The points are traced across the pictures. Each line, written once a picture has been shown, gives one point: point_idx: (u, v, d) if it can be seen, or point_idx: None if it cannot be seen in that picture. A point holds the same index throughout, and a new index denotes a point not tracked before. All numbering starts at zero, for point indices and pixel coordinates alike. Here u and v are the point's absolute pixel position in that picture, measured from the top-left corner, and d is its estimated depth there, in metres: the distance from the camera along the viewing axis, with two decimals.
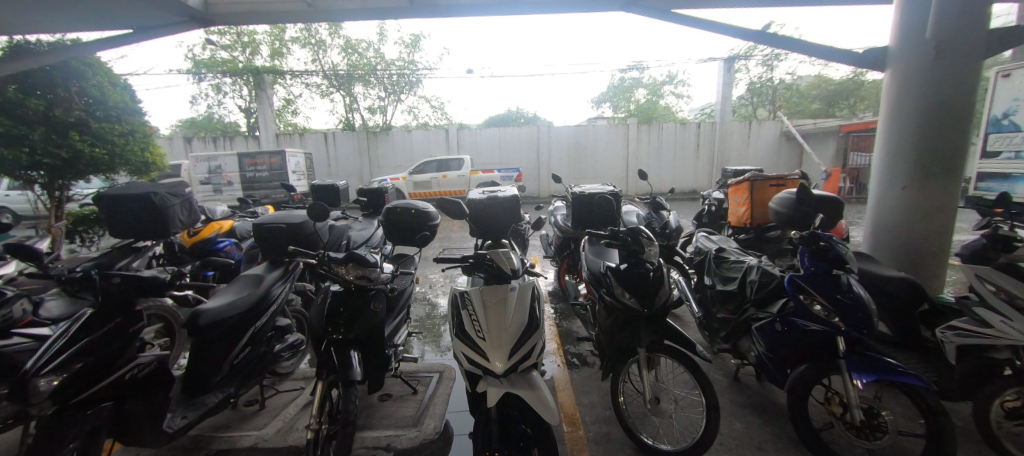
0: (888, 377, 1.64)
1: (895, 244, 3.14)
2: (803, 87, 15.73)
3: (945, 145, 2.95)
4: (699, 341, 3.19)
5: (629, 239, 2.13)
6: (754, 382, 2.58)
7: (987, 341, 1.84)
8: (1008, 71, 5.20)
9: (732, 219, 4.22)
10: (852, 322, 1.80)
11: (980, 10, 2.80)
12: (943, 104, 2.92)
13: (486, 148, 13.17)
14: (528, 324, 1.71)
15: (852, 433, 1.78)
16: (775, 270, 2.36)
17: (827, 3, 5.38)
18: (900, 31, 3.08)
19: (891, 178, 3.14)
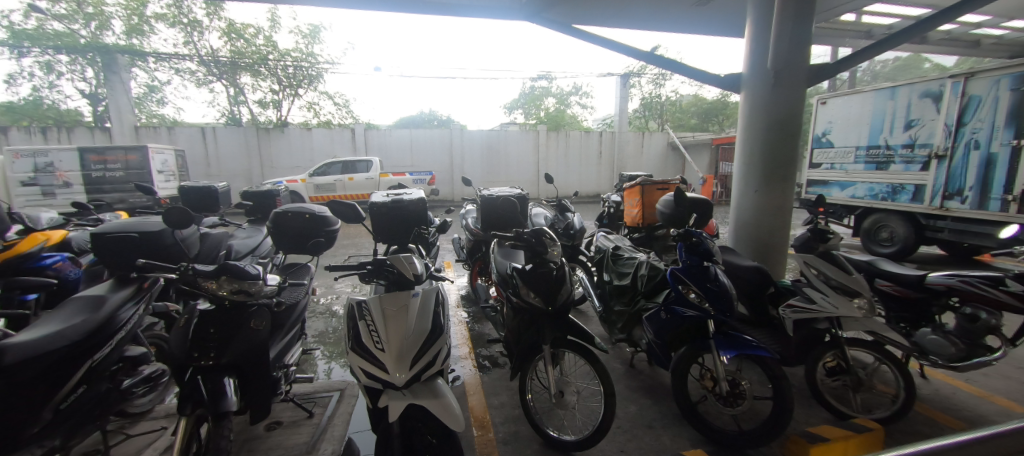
0: (744, 351, 1.93)
1: (750, 237, 3.75)
2: (683, 104, 18.04)
3: (783, 157, 3.59)
4: (600, 333, 3.43)
5: (533, 241, 2.20)
6: (645, 367, 2.85)
7: (814, 314, 2.27)
8: (824, 100, 6.55)
9: (628, 220, 4.65)
10: (719, 306, 2.09)
11: (804, 49, 3.46)
12: (780, 123, 3.55)
13: (396, 149, 12.64)
14: (432, 330, 1.66)
15: (721, 403, 2.05)
16: (660, 265, 2.64)
17: (700, 33, 6.20)
18: (750, 61, 3.69)
19: (746, 184, 3.74)
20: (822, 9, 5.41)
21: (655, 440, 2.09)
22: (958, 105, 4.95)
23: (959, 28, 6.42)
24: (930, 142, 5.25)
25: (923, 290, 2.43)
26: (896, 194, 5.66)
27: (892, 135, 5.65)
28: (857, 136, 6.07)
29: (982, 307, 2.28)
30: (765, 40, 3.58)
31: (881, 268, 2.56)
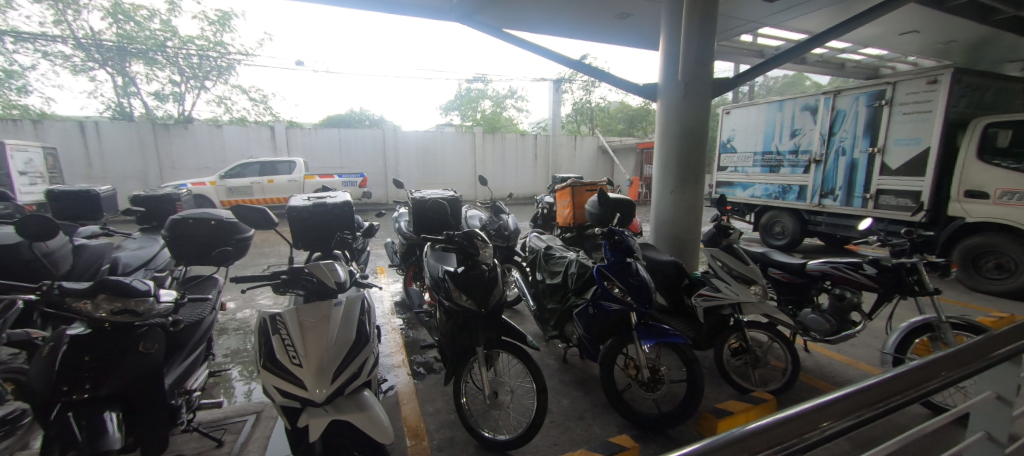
0: (661, 339, 2.11)
1: (668, 234, 4.08)
2: (611, 110, 19.15)
3: (693, 161, 3.96)
4: (535, 331, 3.51)
5: (464, 243, 2.19)
6: (577, 360, 2.97)
7: (719, 301, 2.54)
8: (728, 110, 7.34)
9: (560, 220, 4.83)
10: (639, 299, 2.25)
11: (709, 62, 3.83)
12: (690, 129, 3.91)
13: (323, 150, 11.86)
14: (356, 341, 1.58)
15: (643, 388, 2.21)
16: (589, 262, 2.76)
17: (623, 44, 6.62)
18: (663, 73, 4.02)
19: (664, 185, 4.07)
20: (723, 29, 6.07)
21: (586, 431, 2.18)
22: (829, 118, 5.82)
23: (828, 52, 7.58)
24: (810, 148, 6.11)
25: (805, 276, 2.83)
26: (786, 193, 6.52)
27: (782, 142, 6.50)
28: (755, 143, 6.90)
29: (847, 288, 2.73)
30: (675, 54, 3.93)
31: (773, 258, 2.94)
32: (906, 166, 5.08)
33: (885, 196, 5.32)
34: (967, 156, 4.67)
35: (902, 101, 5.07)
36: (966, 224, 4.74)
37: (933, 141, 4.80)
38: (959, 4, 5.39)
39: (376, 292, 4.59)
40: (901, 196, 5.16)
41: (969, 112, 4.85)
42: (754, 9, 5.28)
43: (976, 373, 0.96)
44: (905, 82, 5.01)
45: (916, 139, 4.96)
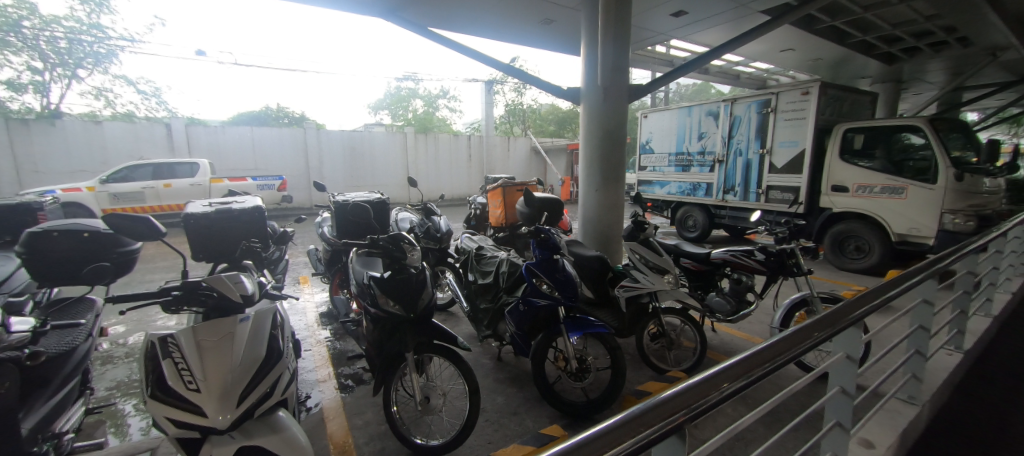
0: (586, 330, 2.24)
1: (594, 230, 4.32)
2: (543, 113, 19.71)
3: (614, 161, 4.22)
4: (470, 332, 3.51)
5: (389, 246, 2.11)
6: (511, 358, 3.02)
7: (638, 290, 2.75)
8: (646, 114, 7.93)
9: (493, 221, 4.89)
10: (565, 294, 2.35)
11: (625, 69, 4.09)
12: (610, 132, 4.17)
13: (233, 150, 10.72)
14: (267, 357, 1.47)
15: (572, 379, 2.32)
16: (519, 261, 2.82)
17: (549, 48, 6.86)
18: (585, 78, 4.23)
19: (589, 184, 4.30)
20: (638, 39, 6.55)
21: (519, 425, 2.24)
22: (728, 122, 6.55)
23: (726, 64, 8.53)
24: (714, 150, 6.83)
25: (709, 264, 3.16)
26: (696, 190, 7.22)
27: (691, 144, 7.19)
28: (670, 144, 7.55)
29: (743, 272, 3.10)
30: (594, 60, 4.15)
31: (683, 249, 3.24)
32: (788, 165, 5.89)
33: (774, 192, 6.11)
34: (832, 156, 5.53)
35: (783, 109, 5.84)
36: (833, 213, 5.66)
37: (807, 143, 5.62)
38: (822, 28, 6.39)
39: (298, 303, 4.25)
40: (785, 191, 5.97)
41: (833, 119, 5.75)
42: (663, 22, 5.79)
43: (829, 341, 1.15)
44: (786, 93, 5.79)
45: (794, 142, 5.77)
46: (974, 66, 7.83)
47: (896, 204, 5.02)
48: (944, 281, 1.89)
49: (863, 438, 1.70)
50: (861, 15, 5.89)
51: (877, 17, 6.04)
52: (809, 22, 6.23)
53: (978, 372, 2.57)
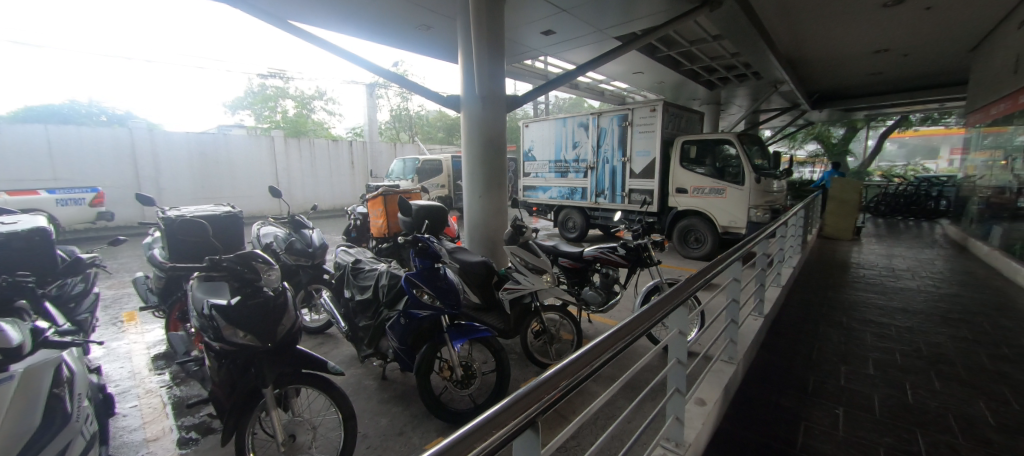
0: (470, 336, 2.27)
1: (480, 235, 4.42)
2: (430, 119, 19.49)
3: (495, 168, 4.35)
4: (351, 353, 3.23)
5: (237, 268, 1.81)
6: (398, 374, 2.88)
7: (520, 291, 2.88)
8: (527, 123, 8.43)
9: (374, 231, 4.64)
10: (447, 302, 2.34)
11: (501, 80, 4.23)
12: (490, 139, 4.27)
13: (16, 155, 8.15)
14: (46, 425, 1.25)
15: (457, 387, 2.32)
16: (399, 272, 2.68)
17: (430, 54, 6.80)
18: (464, 86, 4.28)
19: (472, 190, 4.38)
20: (515, 53, 6.92)
21: (404, 445, 2.12)
22: (596, 133, 7.30)
23: (592, 81, 9.55)
24: (587, 158, 7.57)
25: (583, 261, 3.47)
26: (573, 194, 7.90)
27: (567, 152, 7.85)
28: (550, 152, 8.16)
29: (610, 267, 3.47)
30: (471, 70, 4.22)
31: (560, 249, 3.51)
32: (644, 171, 6.84)
33: (635, 194, 7.02)
34: (675, 164, 6.59)
35: (638, 122, 6.75)
36: (678, 211, 6.76)
37: (656, 153, 6.60)
38: (662, 56, 7.60)
39: (118, 347, 3.38)
40: (644, 194, 6.92)
41: (674, 132, 6.88)
42: (535, 39, 6.23)
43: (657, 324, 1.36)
44: (639, 109, 6.71)
45: (647, 151, 6.72)
46: (764, 95, 10.20)
47: (720, 202, 6.22)
48: (746, 263, 2.41)
49: (698, 397, 2.04)
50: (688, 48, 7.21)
51: (699, 50, 7.47)
52: (652, 50, 7.39)
53: (774, 331, 3.32)
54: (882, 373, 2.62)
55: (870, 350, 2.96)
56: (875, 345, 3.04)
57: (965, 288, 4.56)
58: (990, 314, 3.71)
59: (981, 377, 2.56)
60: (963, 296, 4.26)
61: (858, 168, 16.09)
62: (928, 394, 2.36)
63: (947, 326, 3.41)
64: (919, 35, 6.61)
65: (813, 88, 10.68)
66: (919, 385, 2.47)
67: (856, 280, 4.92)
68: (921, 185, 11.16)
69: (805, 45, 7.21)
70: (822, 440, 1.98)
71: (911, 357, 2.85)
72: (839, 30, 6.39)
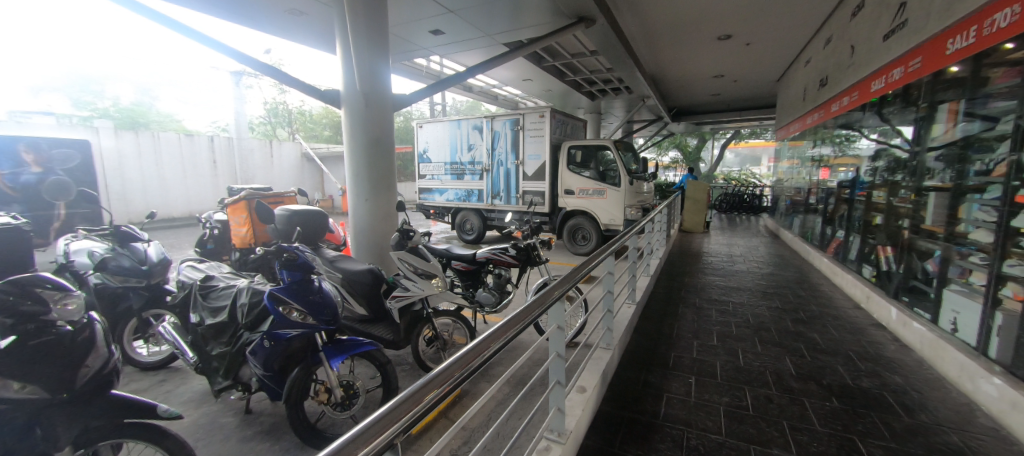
0: (350, 353, 2.10)
1: (368, 241, 4.13)
2: (314, 115, 17.75)
3: (382, 170, 4.09)
4: (204, 388, 2.72)
5: (6, 301, 1.35)
6: (267, 405, 2.51)
7: (408, 299, 2.76)
8: (421, 124, 8.21)
9: (235, 241, 4.09)
10: (320, 318, 2.11)
11: (387, 76, 3.99)
12: (375, 139, 4.01)
13: None
14: None
15: (337, 410, 2.13)
16: (263, 287, 2.30)
17: (307, 43, 6.14)
18: (344, 83, 3.94)
19: (357, 194, 4.07)
20: (403, 50, 6.66)
21: None
22: (490, 137, 7.42)
23: (486, 85, 9.70)
24: (481, 160, 7.65)
25: (476, 263, 3.47)
26: (469, 196, 7.93)
27: (462, 155, 7.85)
28: (445, 154, 8.06)
29: (502, 267, 3.51)
30: (352, 65, 3.90)
31: (453, 252, 3.49)
32: (535, 173, 7.15)
33: (528, 195, 7.33)
34: (563, 168, 7.05)
35: (528, 127, 7.04)
36: (567, 211, 7.24)
37: (546, 157, 6.98)
38: (547, 65, 8.07)
39: None
40: (536, 195, 7.25)
41: (561, 137, 7.35)
42: (424, 37, 6.08)
43: (522, 329, 1.39)
44: (529, 115, 7.00)
45: (538, 155, 7.05)
46: (636, 107, 11.53)
47: (602, 202, 6.84)
48: (619, 257, 2.66)
49: (579, 385, 2.17)
50: (570, 60, 7.79)
51: (579, 62, 8.11)
52: (539, 59, 7.80)
53: (645, 315, 3.76)
54: (722, 342, 3.14)
55: (716, 325, 3.52)
56: (719, 320, 3.64)
57: (779, 268, 5.75)
58: (794, 287, 4.72)
59: (787, 337, 3.24)
60: (777, 274, 5.37)
61: (708, 172, 19.24)
62: (753, 356, 2.90)
63: (767, 299, 4.25)
64: (743, 66, 8.18)
65: (673, 103, 12.44)
66: (748, 349, 3.02)
67: (706, 266, 5.86)
68: (750, 187, 13.80)
69: (664, 66, 8.35)
70: (678, 406, 2.29)
71: (743, 327, 3.48)
72: (688, 56, 7.56)
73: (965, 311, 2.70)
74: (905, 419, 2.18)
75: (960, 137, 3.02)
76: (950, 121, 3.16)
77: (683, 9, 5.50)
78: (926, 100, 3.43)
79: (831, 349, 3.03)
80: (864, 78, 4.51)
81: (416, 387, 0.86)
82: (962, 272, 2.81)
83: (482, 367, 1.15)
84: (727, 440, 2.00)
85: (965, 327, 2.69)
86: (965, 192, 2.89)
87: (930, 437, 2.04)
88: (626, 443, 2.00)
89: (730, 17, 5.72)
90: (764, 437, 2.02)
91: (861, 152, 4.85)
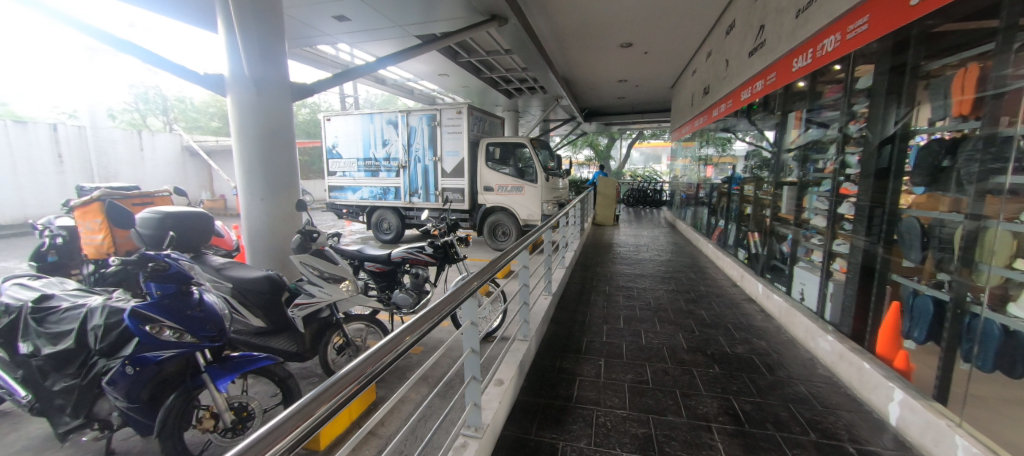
0: (242, 370, 1.88)
1: (264, 243, 3.71)
2: (197, 103, 15.40)
3: (280, 165, 3.70)
4: (46, 433, 2.22)
5: None
6: (135, 443, 2.13)
7: (314, 306, 2.52)
8: (329, 117, 7.61)
9: (88, 252, 3.44)
10: (202, 334, 1.84)
11: (282, 62, 3.61)
12: (270, 131, 3.61)
13: None
14: None
15: (227, 437, 1.90)
16: (124, 304, 1.94)
17: (181, 16, 5.29)
18: (230, 66, 3.47)
19: (251, 192, 3.64)
20: (303, 35, 6.09)
21: None
22: (405, 132, 7.14)
23: (400, 77, 9.31)
24: (397, 156, 7.34)
25: (391, 263, 3.32)
26: (385, 194, 7.58)
27: (376, 151, 7.47)
28: (357, 150, 7.59)
29: (419, 266, 3.41)
30: (237, 46, 3.44)
31: (365, 253, 3.29)
32: (454, 170, 7.07)
33: (447, 193, 7.22)
34: (482, 164, 7.07)
35: (445, 123, 6.92)
36: (486, 208, 7.28)
37: (464, 153, 6.92)
38: (463, 62, 8.01)
39: None
40: (455, 192, 7.17)
41: (480, 134, 7.34)
42: (327, 23, 5.62)
43: (434, 327, 1.36)
44: (445, 111, 6.88)
45: (456, 152, 6.97)
46: (551, 107, 11.99)
47: (520, 198, 7.00)
48: (533, 251, 2.74)
49: (498, 378, 2.20)
50: (486, 57, 7.83)
51: (495, 60, 8.18)
52: (454, 55, 7.71)
53: (560, 305, 3.94)
54: (627, 325, 3.43)
55: (622, 309, 3.84)
56: (625, 304, 3.96)
57: (675, 255, 6.44)
58: (687, 271, 5.34)
59: (681, 316, 3.65)
60: (673, 261, 6.01)
61: (617, 169, 20.79)
62: (653, 335, 3.22)
63: (665, 283, 4.74)
64: (643, 72, 8.96)
65: (584, 104, 13.18)
66: (649, 329, 3.34)
67: (615, 256, 6.35)
68: (652, 183, 15.25)
69: (575, 68, 8.80)
70: (589, 388, 2.45)
71: (645, 309, 3.84)
72: (596, 60, 8.07)
73: (808, 283, 3.29)
74: (768, 377, 2.59)
75: (805, 140, 3.66)
76: (797, 127, 3.82)
77: (589, 16, 5.85)
78: (781, 109, 4.09)
79: (714, 322, 3.49)
80: (736, 88, 5.24)
81: (311, 396, 0.80)
82: (807, 251, 3.42)
83: (390, 367, 1.10)
84: (631, 413, 2.19)
85: (809, 296, 3.28)
86: (808, 185, 3.51)
87: (785, 389, 2.46)
88: (542, 428, 2.08)
89: (630, 26, 6.22)
90: (661, 406, 2.25)
91: (737, 152, 5.63)
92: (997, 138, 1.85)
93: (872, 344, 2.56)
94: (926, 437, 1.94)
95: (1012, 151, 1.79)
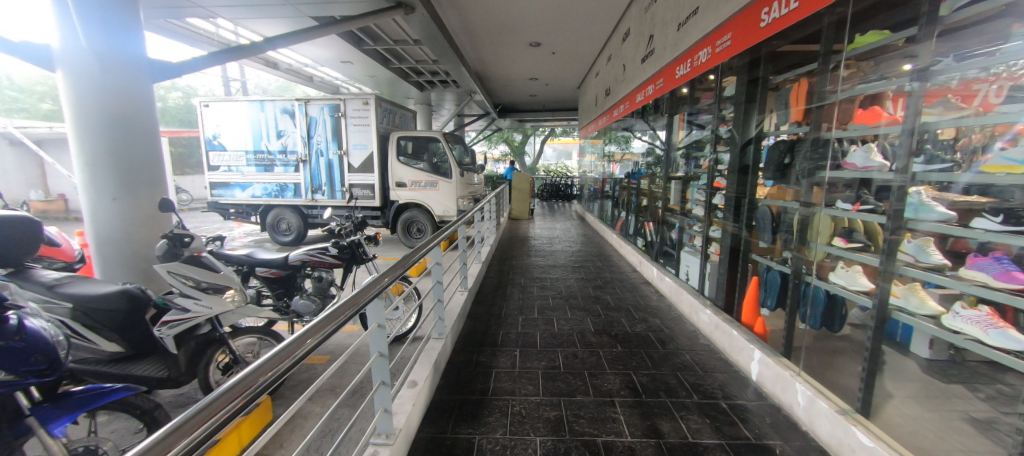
0: (91, 406, 1.56)
1: (119, 251, 3.09)
2: None
3: (138, 157, 3.11)
4: None
5: None
6: None
7: (189, 322, 2.17)
8: (207, 103, 6.59)
9: None
10: (24, 369, 1.47)
11: (136, 36, 3.02)
12: (123, 118, 3.01)
13: None
14: None
15: None
16: None
17: None
18: (59, 34, 2.80)
19: (97, 189, 3.00)
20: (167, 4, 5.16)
21: None
22: (304, 123, 6.49)
23: (295, 62, 8.43)
24: (295, 149, 6.66)
25: (288, 268, 3.00)
26: (282, 191, 6.84)
27: (269, 142, 6.68)
28: (245, 141, 6.71)
29: (322, 269, 3.13)
30: (69, 11, 2.78)
31: (255, 258, 2.93)
32: (362, 165, 6.64)
33: (356, 189, 6.76)
34: (392, 159, 6.75)
35: (350, 114, 6.44)
36: (399, 204, 6.99)
37: (373, 147, 6.52)
38: (369, 49, 7.53)
39: None
40: (364, 188, 6.75)
41: (389, 127, 6.99)
42: None
43: (336, 331, 1.26)
44: (350, 101, 6.39)
45: (364, 145, 6.54)
46: (465, 102, 11.91)
47: (434, 193, 6.83)
48: (446, 246, 2.69)
49: (411, 380, 2.13)
50: (394, 46, 7.45)
51: (403, 50, 7.82)
52: (357, 42, 7.20)
53: (477, 300, 3.95)
54: (541, 314, 3.58)
55: (537, 299, 3.99)
56: (539, 295, 4.12)
57: (585, 246, 6.87)
58: (595, 260, 5.74)
59: (589, 301, 3.92)
60: (583, 251, 6.40)
61: (532, 165, 21.44)
62: (564, 322, 3.39)
63: (576, 272, 5.04)
64: (552, 71, 9.33)
65: (497, 100, 13.33)
66: (561, 316, 3.52)
67: (530, 249, 6.56)
68: (564, 178, 16.02)
69: (487, 64, 8.85)
70: (504, 378, 2.49)
71: (557, 298, 4.03)
72: (507, 57, 8.19)
73: (691, 265, 3.75)
74: (661, 350, 2.91)
75: (688, 140, 4.14)
76: (682, 128, 4.31)
77: (498, 13, 5.89)
78: (669, 111, 4.57)
79: (618, 305, 3.81)
80: (632, 91, 5.72)
81: (178, 419, 0.68)
82: (690, 237, 3.90)
83: (283, 380, 0.98)
84: (543, 398, 2.29)
85: (693, 277, 3.74)
86: (690, 179, 3.99)
87: (675, 359, 2.78)
88: (458, 425, 2.07)
89: (538, 26, 6.42)
90: (570, 388, 2.39)
91: (635, 149, 6.17)
92: (821, 141, 2.30)
93: (739, 314, 3.01)
94: (777, 387, 2.34)
95: (831, 152, 2.26)
